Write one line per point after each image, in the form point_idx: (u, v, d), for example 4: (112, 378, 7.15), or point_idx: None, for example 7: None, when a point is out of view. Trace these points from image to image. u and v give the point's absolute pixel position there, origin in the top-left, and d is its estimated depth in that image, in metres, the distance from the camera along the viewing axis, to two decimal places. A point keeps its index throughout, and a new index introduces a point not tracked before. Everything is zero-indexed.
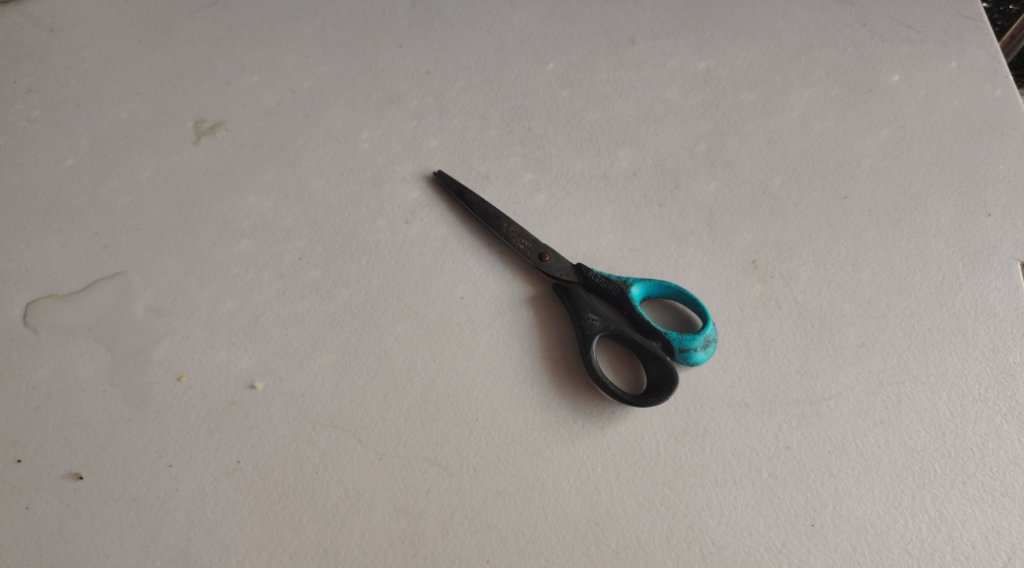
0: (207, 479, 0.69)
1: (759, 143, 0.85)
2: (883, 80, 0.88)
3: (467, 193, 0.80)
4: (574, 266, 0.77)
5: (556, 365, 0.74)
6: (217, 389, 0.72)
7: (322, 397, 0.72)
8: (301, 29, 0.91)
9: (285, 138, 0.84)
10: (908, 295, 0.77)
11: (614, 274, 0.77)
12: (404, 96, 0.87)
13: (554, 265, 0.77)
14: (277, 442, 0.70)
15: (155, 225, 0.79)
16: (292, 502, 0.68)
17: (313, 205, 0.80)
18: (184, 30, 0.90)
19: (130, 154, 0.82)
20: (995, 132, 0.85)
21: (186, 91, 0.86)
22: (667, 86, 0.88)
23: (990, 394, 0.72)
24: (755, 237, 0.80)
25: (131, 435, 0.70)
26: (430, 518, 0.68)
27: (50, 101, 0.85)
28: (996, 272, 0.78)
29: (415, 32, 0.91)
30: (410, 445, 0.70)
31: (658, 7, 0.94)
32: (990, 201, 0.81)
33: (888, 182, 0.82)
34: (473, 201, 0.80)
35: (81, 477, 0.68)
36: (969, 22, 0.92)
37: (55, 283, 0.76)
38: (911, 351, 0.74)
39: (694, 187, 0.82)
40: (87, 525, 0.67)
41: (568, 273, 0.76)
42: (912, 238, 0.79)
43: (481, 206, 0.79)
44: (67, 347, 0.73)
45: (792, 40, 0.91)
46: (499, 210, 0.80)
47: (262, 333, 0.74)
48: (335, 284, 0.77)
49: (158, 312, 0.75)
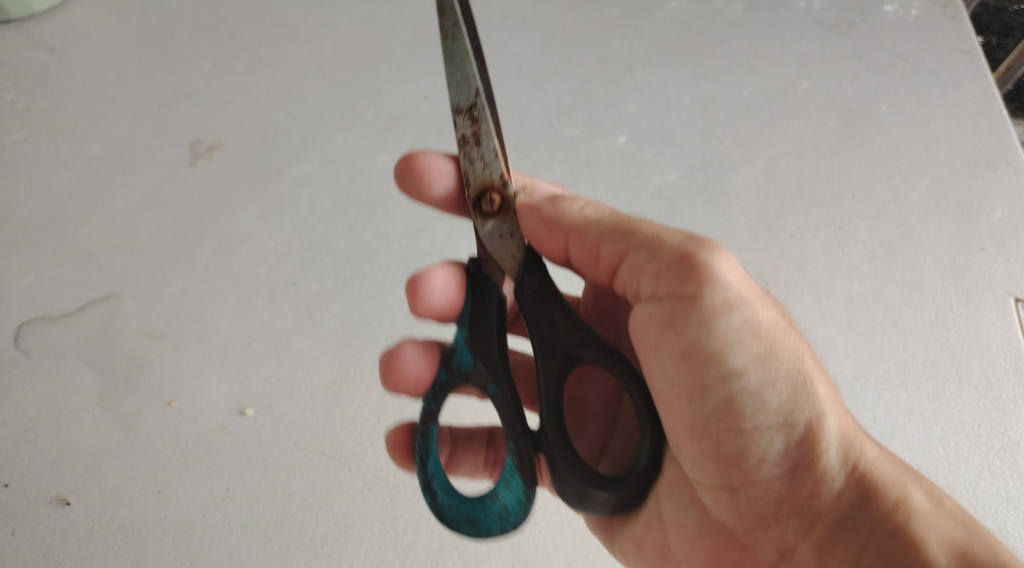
0: (195, 507, 0.68)
1: (755, 173, 0.85)
2: (879, 111, 0.88)
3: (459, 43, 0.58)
4: (487, 267, 0.61)
5: (399, 389, 0.67)
6: (207, 414, 0.71)
7: (313, 425, 0.71)
8: (299, 53, 0.91)
9: (282, 162, 0.84)
10: (902, 328, 0.76)
11: (473, 314, 0.60)
12: (401, 120, 0.87)
13: (492, 246, 0.61)
14: (267, 470, 0.69)
15: (150, 247, 0.79)
16: (280, 532, 0.67)
17: (308, 228, 0.81)
18: (184, 52, 0.91)
19: (126, 176, 0.83)
20: (989, 166, 0.84)
21: (183, 113, 0.86)
22: (664, 115, 0.89)
23: (983, 430, 0.71)
24: (750, 268, 0.80)
25: (120, 460, 0.69)
26: (419, 550, 0.67)
27: (49, 122, 0.86)
28: (989, 307, 0.77)
29: (414, 56, 0.91)
30: (400, 475, 0.70)
31: (654, 36, 0.94)
32: (984, 235, 0.80)
33: (883, 214, 0.82)
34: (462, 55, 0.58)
35: (68, 503, 0.67)
36: (965, 56, 0.91)
37: (48, 306, 0.76)
38: (904, 385, 0.74)
39: (690, 217, 0.83)
40: (73, 552, 0.66)
41: (491, 272, 0.61)
42: (906, 271, 0.79)
43: (457, 74, 0.59)
44: (56, 370, 0.72)
45: (788, 69, 0.91)
46: (461, 94, 0.60)
47: (254, 357, 0.74)
48: (329, 309, 0.77)
49: (150, 336, 0.75)
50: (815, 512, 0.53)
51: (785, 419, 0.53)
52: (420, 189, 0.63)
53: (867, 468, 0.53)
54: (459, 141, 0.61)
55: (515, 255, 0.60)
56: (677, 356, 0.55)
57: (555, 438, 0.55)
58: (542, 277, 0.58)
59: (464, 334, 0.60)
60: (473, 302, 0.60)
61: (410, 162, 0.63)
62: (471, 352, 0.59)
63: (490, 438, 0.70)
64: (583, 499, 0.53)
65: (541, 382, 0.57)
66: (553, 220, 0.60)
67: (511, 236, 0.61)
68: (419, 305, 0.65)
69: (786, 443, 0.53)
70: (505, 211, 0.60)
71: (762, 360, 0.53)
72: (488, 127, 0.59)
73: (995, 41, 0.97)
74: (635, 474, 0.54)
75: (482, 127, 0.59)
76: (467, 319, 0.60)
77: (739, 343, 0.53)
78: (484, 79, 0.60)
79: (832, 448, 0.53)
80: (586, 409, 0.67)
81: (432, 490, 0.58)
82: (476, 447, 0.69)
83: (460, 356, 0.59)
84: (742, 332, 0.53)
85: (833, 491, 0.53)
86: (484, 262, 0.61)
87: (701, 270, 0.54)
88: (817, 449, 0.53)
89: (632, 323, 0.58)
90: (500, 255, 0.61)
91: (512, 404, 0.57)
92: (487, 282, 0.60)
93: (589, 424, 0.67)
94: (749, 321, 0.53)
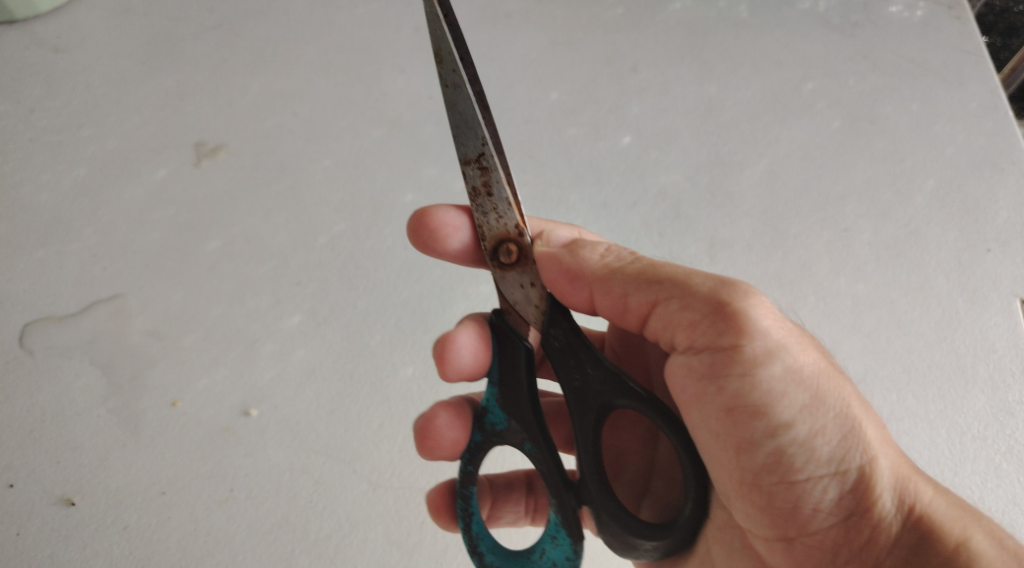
0: (199, 508, 0.68)
1: (760, 173, 0.85)
2: (884, 112, 0.88)
3: (457, 99, 0.58)
4: (512, 323, 0.61)
5: (437, 456, 0.65)
6: (211, 414, 0.71)
7: (317, 425, 0.71)
8: (303, 54, 0.91)
9: (286, 163, 0.84)
10: (907, 330, 0.76)
11: (500, 373, 0.61)
12: (405, 121, 0.87)
13: (515, 299, 0.61)
14: (272, 471, 0.69)
15: (154, 247, 0.79)
16: (285, 533, 0.67)
17: (312, 229, 0.80)
18: (188, 52, 0.91)
19: (131, 176, 0.83)
20: (995, 167, 0.84)
21: (188, 113, 0.86)
22: (668, 115, 0.89)
23: (989, 432, 0.71)
24: (755, 269, 0.80)
25: (125, 461, 0.69)
26: (423, 551, 0.67)
27: (54, 123, 0.86)
28: (995, 308, 0.76)
29: (418, 57, 0.91)
30: (405, 476, 0.70)
31: (659, 37, 0.94)
32: (990, 237, 0.80)
33: (888, 215, 0.82)
34: (461, 110, 0.58)
35: (72, 504, 0.67)
36: (969, 58, 0.91)
37: (52, 306, 0.76)
38: (910, 387, 0.74)
39: (695, 218, 0.83)
40: (77, 552, 0.66)
41: (517, 326, 0.61)
42: (911, 272, 0.79)
43: (458, 129, 0.59)
44: (61, 370, 0.72)
45: (793, 70, 0.91)
46: (462, 147, 0.59)
47: (258, 358, 0.74)
48: (334, 309, 0.77)
49: (154, 336, 0.75)
50: (874, 559, 0.53)
51: (838, 468, 0.52)
52: (435, 246, 0.63)
53: (920, 510, 0.53)
54: (469, 195, 0.61)
55: (539, 305, 0.59)
56: (721, 410, 0.54)
57: (598, 491, 0.55)
58: (568, 327, 0.58)
59: (494, 395, 0.61)
60: (500, 361, 0.61)
61: (423, 219, 0.62)
62: (503, 412, 0.60)
63: (528, 484, 0.70)
64: (630, 547, 0.53)
65: (579, 436, 0.56)
66: (576, 271, 0.61)
67: (533, 286, 0.60)
68: (450, 370, 0.63)
69: (840, 492, 0.52)
70: (524, 261, 0.60)
71: (809, 409, 0.52)
72: (497, 176, 0.59)
73: (1000, 41, 0.97)
74: (682, 522, 0.53)
75: (492, 176, 0.59)
76: (496, 377, 0.61)
77: (785, 393, 0.52)
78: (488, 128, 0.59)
79: (886, 493, 0.52)
80: (621, 450, 0.69)
81: (478, 551, 0.60)
82: (515, 495, 0.70)
83: (493, 416, 0.60)
84: (787, 381, 0.52)
85: (890, 536, 0.52)
86: (507, 314, 0.62)
87: (739, 319, 0.53)
88: (873, 496, 0.52)
89: (668, 373, 0.58)
90: (523, 307, 0.60)
91: (551, 460, 0.58)
92: (513, 338, 0.60)
93: (627, 466, 0.68)
94: (794, 369, 0.52)
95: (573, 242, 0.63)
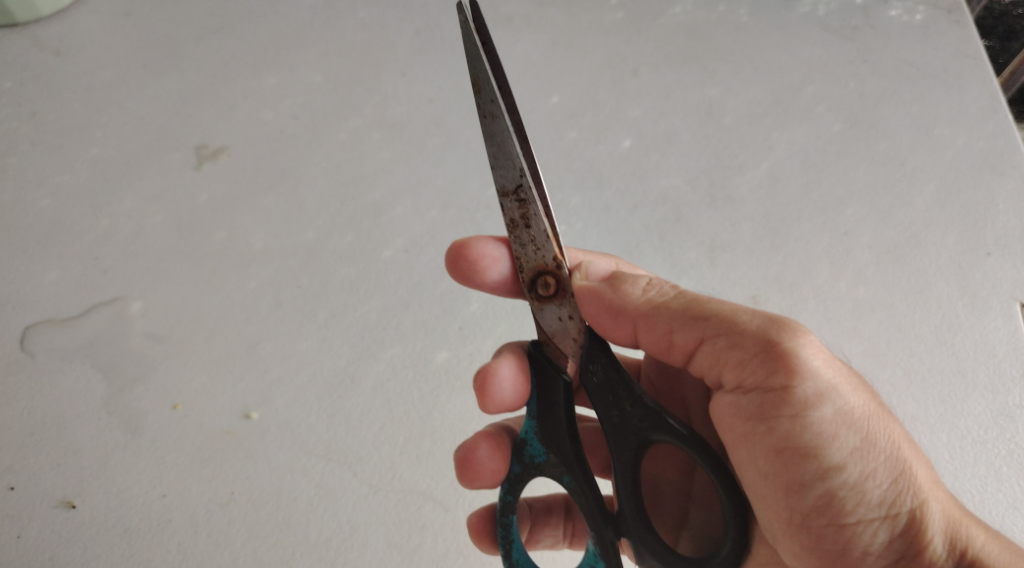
0: (200, 511, 0.68)
1: (761, 177, 0.85)
2: (884, 115, 0.88)
3: (497, 129, 0.58)
4: (550, 355, 0.61)
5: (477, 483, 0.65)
6: (212, 417, 0.71)
7: (318, 428, 0.71)
8: (304, 57, 0.91)
9: (287, 165, 0.84)
10: (907, 333, 0.76)
11: (539, 406, 0.60)
12: (406, 124, 0.87)
13: (554, 331, 0.61)
14: (272, 473, 0.69)
15: (155, 250, 0.79)
16: (285, 535, 0.67)
17: (312, 232, 0.81)
18: (190, 55, 0.91)
19: (131, 179, 0.83)
20: (995, 171, 0.84)
21: (189, 116, 0.87)
22: (668, 118, 0.89)
23: (989, 436, 0.71)
24: (755, 273, 0.80)
25: (125, 464, 0.69)
26: (424, 554, 0.67)
27: (55, 125, 0.86)
28: (995, 312, 0.77)
29: (420, 60, 0.91)
30: (406, 479, 0.70)
31: (659, 41, 0.94)
32: (990, 241, 0.80)
33: (889, 218, 0.82)
34: (500, 139, 0.59)
35: (73, 507, 0.67)
36: (969, 61, 0.91)
37: (54, 309, 0.76)
38: (911, 390, 0.74)
39: (695, 221, 0.83)
40: (78, 555, 0.66)
41: (557, 359, 0.61)
42: (911, 275, 0.79)
43: (496, 158, 0.59)
44: (62, 373, 0.73)
45: (793, 74, 0.91)
46: (499, 175, 0.60)
47: (259, 360, 0.74)
48: (334, 312, 0.77)
49: (155, 339, 0.75)
50: None
51: (889, 512, 0.51)
52: (474, 277, 0.64)
53: (975, 556, 0.51)
54: (507, 227, 0.61)
55: (577, 338, 0.60)
56: (771, 450, 0.54)
57: (636, 525, 0.56)
58: (607, 362, 0.58)
59: (533, 428, 0.60)
60: (539, 395, 0.61)
61: (462, 250, 0.63)
62: (542, 444, 0.60)
63: (566, 509, 0.71)
64: None
65: (619, 473, 0.57)
66: (619, 306, 0.60)
67: (571, 319, 0.60)
68: (489, 402, 0.63)
69: (891, 535, 0.52)
70: (561, 293, 0.61)
71: (859, 452, 0.52)
72: (536, 209, 0.59)
73: (999, 44, 0.97)
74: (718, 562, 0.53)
75: (530, 209, 0.59)
76: (535, 411, 0.61)
77: (835, 436, 0.52)
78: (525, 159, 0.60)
79: (938, 538, 0.51)
80: (661, 480, 0.68)
81: None
82: (554, 519, 0.71)
83: (532, 449, 0.60)
84: (837, 423, 0.52)
85: None
86: (545, 345, 0.62)
87: (789, 360, 0.53)
88: (925, 540, 0.51)
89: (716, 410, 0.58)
90: (561, 339, 0.61)
91: (590, 495, 0.58)
92: (552, 371, 0.61)
93: (665, 495, 0.67)
94: (844, 411, 0.52)
95: (613, 275, 0.62)
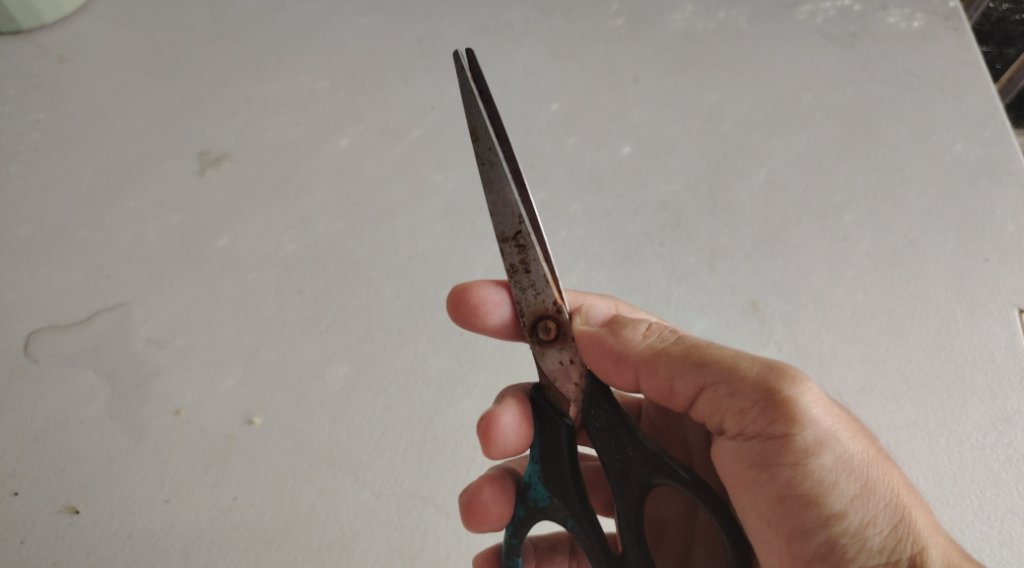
0: (203, 516, 0.68)
1: (760, 183, 0.85)
2: (883, 122, 0.89)
3: (495, 177, 0.59)
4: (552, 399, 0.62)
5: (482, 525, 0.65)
6: (215, 422, 0.72)
7: (320, 433, 0.72)
8: (306, 64, 0.92)
9: (289, 172, 0.84)
10: (906, 339, 0.76)
11: (541, 449, 0.61)
12: (407, 130, 0.87)
13: (554, 375, 0.62)
14: (274, 478, 0.70)
15: (158, 256, 0.80)
16: (287, 540, 0.68)
17: (314, 238, 0.81)
18: (192, 62, 0.91)
19: (134, 185, 0.83)
20: (993, 177, 0.85)
21: (191, 123, 0.87)
22: (668, 125, 0.89)
23: (987, 441, 0.72)
24: (754, 279, 0.80)
25: (128, 469, 0.70)
26: (425, 560, 0.68)
27: (58, 132, 0.87)
28: (993, 318, 0.77)
29: (421, 67, 0.91)
30: (407, 484, 0.70)
31: (659, 48, 0.95)
32: (988, 247, 0.81)
33: (887, 224, 0.83)
34: (498, 187, 0.60)
35: (76, 512, 0.68)
36: (967, 68, 0.92)
37: (57, 314, 0.76)
38: (910, 395, 0.74)
39: (695, 227, 0.83)
40: (81, 560, 0.66)
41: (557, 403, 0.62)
42: (910, 281, 0.79)
43: (496, 206, 0.60)
44: (66, 378, 0.73)
45: (792, 81, 0.92)
46: (499, 222, 0.60)
47: (261, 366, 0.74)
48: (337, 318, 0.77)
49: (158, 344, 0.75)
50: None
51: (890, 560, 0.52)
52: (476, 321, 0.64)
53: None
54: (507, 272, 0.62)
55: (579, 382, 0.60)
56: (772, 497, 0.55)
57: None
58: (609, 408, 0.59)
59: (535, 472, 0.60)
60: (541, 439, 0.61)
61: (463, 296, 0.64)
62: (546, 488, 0.60)
63: (571, 550, 0.72)
64: None
65: (621, 518, 0.57)
66: (621, 352, 0.61)
67: (572, 363, 0.61)
68: (491, 447, 0.63)
69: None
70: (562, 338, 0.61)
71: (860, 499, 0.52)
72: (536, 254, 0.60)
73: (996, 51, 0.98)
74: None
75: (530, 254, 0.60)
76: (537, 454, 0.61)
77: (836, 484, 0.53)
78: (525, 205, 0.61)
79: None
80: (662, 519, 0.68)
81: None
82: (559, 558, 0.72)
83: (536, 492, 0.60)
84: (838, 471, 0.53)
85: None
86: (546, 390, 0.63)
87: (789, 410, 0.54)
88: None
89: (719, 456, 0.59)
90: (562, 382, 0.61)
91: (595, 539, 0.58)
92: (552, 415, 0.61)
93: (668, 535, 0.68)
94: (844, 459, 0.53)
95: (613, 319, 0.62)
